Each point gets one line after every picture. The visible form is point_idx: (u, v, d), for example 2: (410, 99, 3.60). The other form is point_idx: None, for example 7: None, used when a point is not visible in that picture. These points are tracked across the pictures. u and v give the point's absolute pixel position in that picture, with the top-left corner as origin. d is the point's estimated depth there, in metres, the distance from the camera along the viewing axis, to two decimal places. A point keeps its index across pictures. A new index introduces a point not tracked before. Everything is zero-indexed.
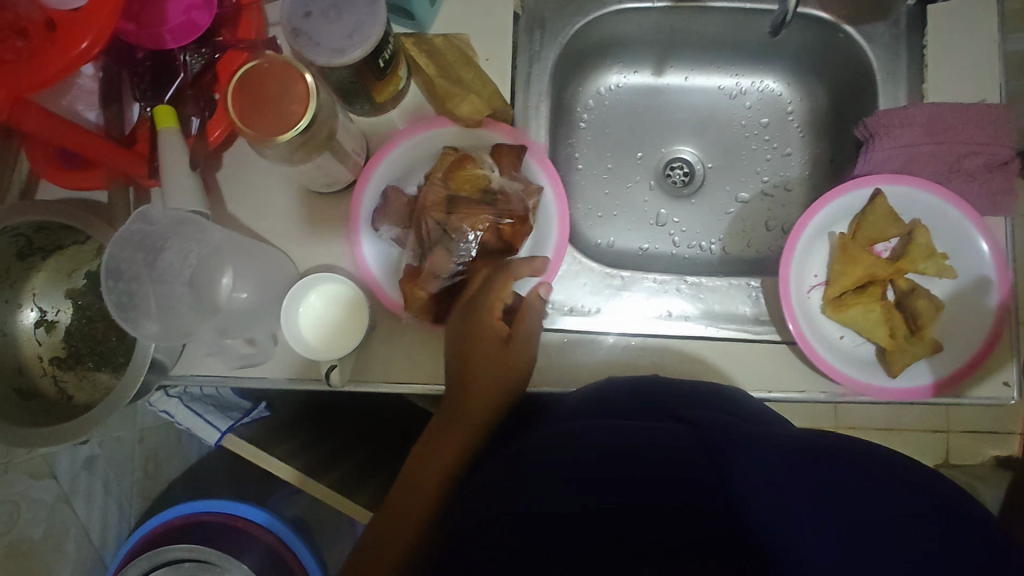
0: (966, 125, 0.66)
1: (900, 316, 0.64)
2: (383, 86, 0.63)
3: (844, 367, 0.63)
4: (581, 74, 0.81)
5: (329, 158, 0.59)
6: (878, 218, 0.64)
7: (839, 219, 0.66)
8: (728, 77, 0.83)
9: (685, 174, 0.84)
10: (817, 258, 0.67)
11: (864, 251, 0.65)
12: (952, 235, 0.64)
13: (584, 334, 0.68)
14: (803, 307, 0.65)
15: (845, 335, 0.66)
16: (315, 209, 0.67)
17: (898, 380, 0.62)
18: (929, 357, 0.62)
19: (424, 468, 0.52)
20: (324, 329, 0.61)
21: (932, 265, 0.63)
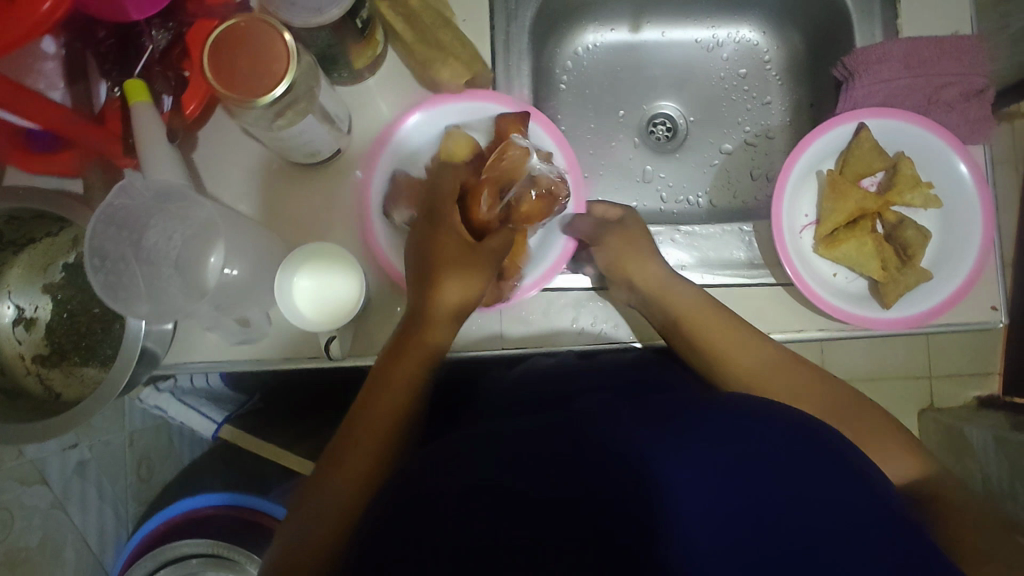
0: (944, 56, 0.67)
1: (890, 247, 0.66)
2: (363, 49, 0.62)
3: (835, 301, 0.64)
4: (557, 34, 0.80)
5: (313, 124, 0.57)
6: (860, 154, 0.65)
7: (825, 157, 0.67)
8: (703, 30, 0.83)
9: (668, 130, 0.84)
10: (803, 197, 0.68)
11: (852, 186, 0.66)
12: (934, 164, 0.66)
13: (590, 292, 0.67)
14: (796, 245, 0.66)
15: (838, 272, 0.67)
16: (301, 183, 0.65)
17: (893, 311, 0.64)
18: (920, 285, 0.64)
19: (359, 438, 0.50)
20: (342, 304, 0.60)
21: (921, 195, 0.64)
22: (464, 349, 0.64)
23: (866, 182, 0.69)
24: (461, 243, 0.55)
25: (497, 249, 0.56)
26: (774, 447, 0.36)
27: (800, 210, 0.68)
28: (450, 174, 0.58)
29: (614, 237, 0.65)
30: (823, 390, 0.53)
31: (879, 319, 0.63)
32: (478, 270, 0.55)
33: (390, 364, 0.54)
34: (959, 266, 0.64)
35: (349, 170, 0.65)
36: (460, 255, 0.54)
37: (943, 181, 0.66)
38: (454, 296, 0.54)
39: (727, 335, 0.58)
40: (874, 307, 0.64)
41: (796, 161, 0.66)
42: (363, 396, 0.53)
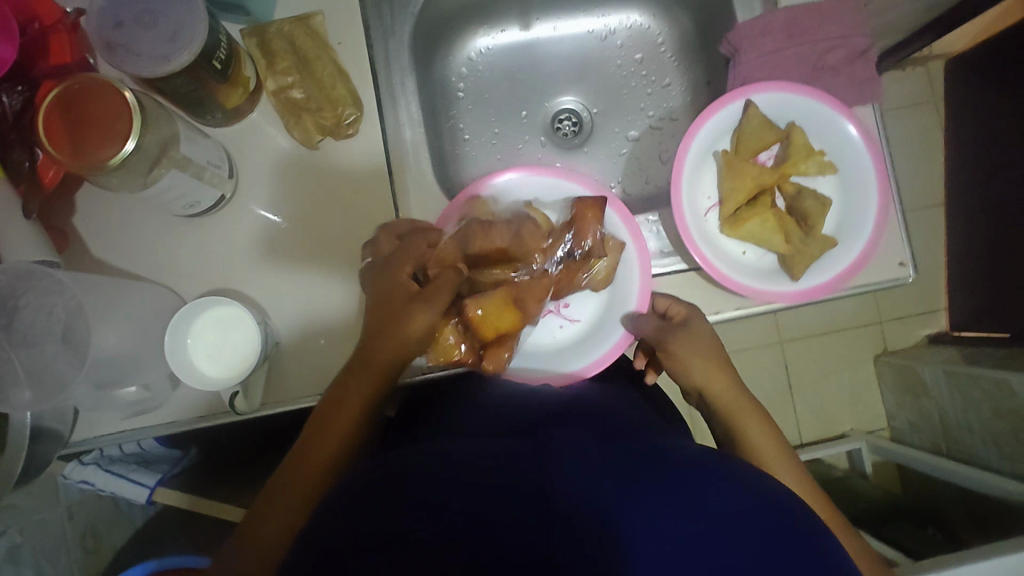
0: (823, 21, 0.68)
1: (791, 219, 0.67)
2: (230, 89, 0.60)
3: (743, 279, 0.64)
4: (445, 41, 0.78)
5: (181, 176, 0.54)
6: (752, 130, 0.65)
7: (720, 137, 0.67)
8: (595, 20, 0.82)
9: (574, 125, 0.83)
10: (705, 179, 0.68)
11: (749, 163, 0.66)
12: (825, 131, 0.66)
13: (563, 346, 0.67)
14: (702, 229, 0.66)
15: (748, 250, 0.68)
16: (189, 233, 0.62)
17: (803, 282, 0.64)
18: (828, 252, 0.65)
19: (300, 466, 0.52)
20: (238, 360, 0.57)
21: (818, 163, 0.65)
22: None
23: (762, 154, 0.69)
24: (403, 296, 0.52)
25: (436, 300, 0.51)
26: (704, 491, 0.34)
27: (706, 190, 0.68)
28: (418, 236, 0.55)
29: (681, 347, 0.61)
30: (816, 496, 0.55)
31: (788, 292, 0.64)
32: (411, 329, 0.51)
33: (332, 409, 0.53)
34: (860, 230, 0.65)
35: (240, 214, 0.63)
36: (406, 297, 0.52)
37: (842, 150, 0.66)
38: (394, 349, 0.52)
39: (771, 440, 0.58)
40: (785, 282, 0.64)
41: (693, 141, 0.66)
42: (304, 439, 0.53)
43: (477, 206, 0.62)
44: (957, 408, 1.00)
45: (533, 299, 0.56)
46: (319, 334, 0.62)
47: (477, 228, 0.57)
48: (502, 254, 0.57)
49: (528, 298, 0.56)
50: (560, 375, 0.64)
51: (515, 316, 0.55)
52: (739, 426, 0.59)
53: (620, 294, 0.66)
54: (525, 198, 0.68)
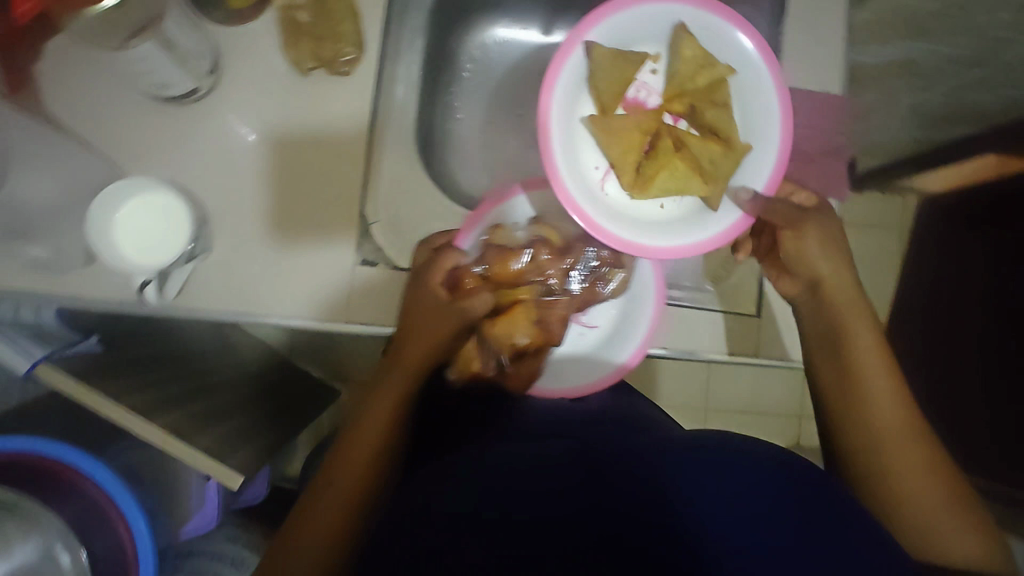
0: (810, 109, 0.73)
1: (700, 150, 0.57)
2: None
3: (670, 242, 0.54)
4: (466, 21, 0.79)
5: (156, 50, 0.53)
6: (621, 65, 0.56)
7: (579, 98, 0.58)
8: None
9: None
10: (586, 146, 0.59)
11: (621, 117, 0.58)
12: (719, 42, 0.57)
13: (590, 354, 0.67)
14: (594, 193, 0.56)
15: (668, 204, 0.58)
16: (152, 116, 0.61)
17: (722, 220, 0.55)
18: (744, 165, 0.56)
19: (351, 449, 0.56)
20: (162, 249, 0.57)
21: (711, 68, 0.56)
22: (287, 317, 0.60)
23: (626, 94, 0.59)
24: (432, 304, 0.54)
25: (468, 311, 0.54)
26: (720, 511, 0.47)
27: (591, 158, 0.58)
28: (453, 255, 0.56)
29: (794, 240, 0.56)
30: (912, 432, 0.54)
31: (728, 224, 0.55)
32: (444, 332, 0.55)
33: (364, 416, 0.57)
34: (755, 137, 0.56)
35: (211, 113, 0.62)
36: (437, 311, 0.55)
37: (738, 44, 0.56)
38: (433, 341, 0.56)
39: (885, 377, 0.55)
40: (727, 211, 0.55)
41: (551, 102, 0.56)
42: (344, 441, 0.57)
43: (497, 232, 0.60)
44: None
45: (557, 320, 0.59)
46: (250, 255, 0.60)
47: (498, 251, 0.58)
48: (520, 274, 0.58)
49: (552, 318, 0.59)
50: (613, 370, 0.65)
51: (538, 335, 0.59)
52: (847, 354, 0.56)
53: (637, 305, 0.65)
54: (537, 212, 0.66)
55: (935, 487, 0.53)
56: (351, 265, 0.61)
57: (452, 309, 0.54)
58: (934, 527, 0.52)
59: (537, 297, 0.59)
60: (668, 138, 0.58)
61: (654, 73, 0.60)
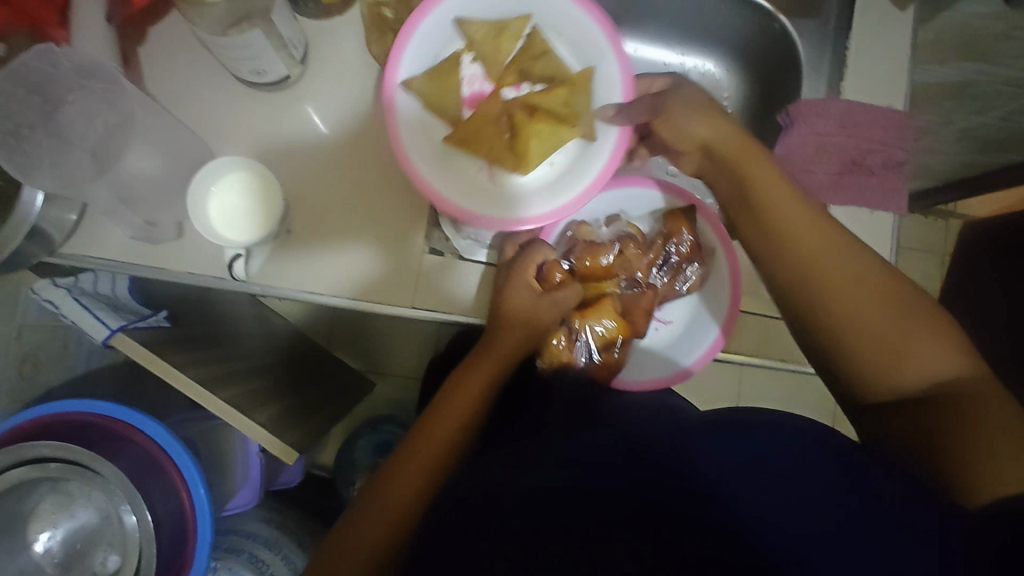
0: (873, 123, 0.73)
1: (551, 101, 0.60)
2: None
3: (576, 194, 0.59)
4: None
5: (261, 39, 0.56)
6: (447, 76, 0.59)
7: (422, 126, 0.59)
8: (674, 55, 0.87)
9: None
10: (458, 157, 0.60)
11: (471, 121, 0.59)
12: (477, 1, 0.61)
13: (665, 353, 0.69)
14: (483, 199, 0.59)
15: (554, 161, 0.61)
16: (244, 103, 0.64)
17: (604, 141, 0.60)
18: (598, 80, 0.61)
19: (436, 427, 0.57)
20: (253, 219, 0.59)
21: (516, 29, 0.61)
22: (358, 299, 0.63)
23: (463, 97, 0.60)
24: (532, 293, 0.62)
25: (561, 301, 0.64)
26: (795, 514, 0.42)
27: (468, 165, 0.60)
28: (542, 250, 0.63)
29: (673, 108, 0.61)
30: (856, 263, 0.53)
31: (614, 138, 0.59)
32: (539, 325, 0.63)
33: (449, 395, 0.60)
34: (596, 59, 0.61)
35: (298, 102, 0.65)
36: (531, 302, 0.62)
37: (512, 11, 0.62)
38: (527, 327, 0.62)
39: (809, 224, 0.55)
40: (604, 133, 0.60)
41: (395, 109, 0.58)
42: (427, 420, 0.58)
43: (582, 226, 0.66)
44: None
45: (640, 313, 0.66)
46: (326, 240, 0.63)
47: (588, 246, 0.65)
48: (604, 270, 0.66)
49: (636, 311, 0.66)
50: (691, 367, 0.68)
51: (623, 326, 0.66)
52: (772, 212, 0.56)
53: (711, 303, 0.68)
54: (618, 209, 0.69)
55: (903, 313, 0.51)
56: (421, 253, 0.65)
57: (542, 299, 0.62)
58: (902, 342, 0.50)
59: (621, 293, 0.67)
60: (519, 111, 0.60)
61: (474, 62, 0.61)
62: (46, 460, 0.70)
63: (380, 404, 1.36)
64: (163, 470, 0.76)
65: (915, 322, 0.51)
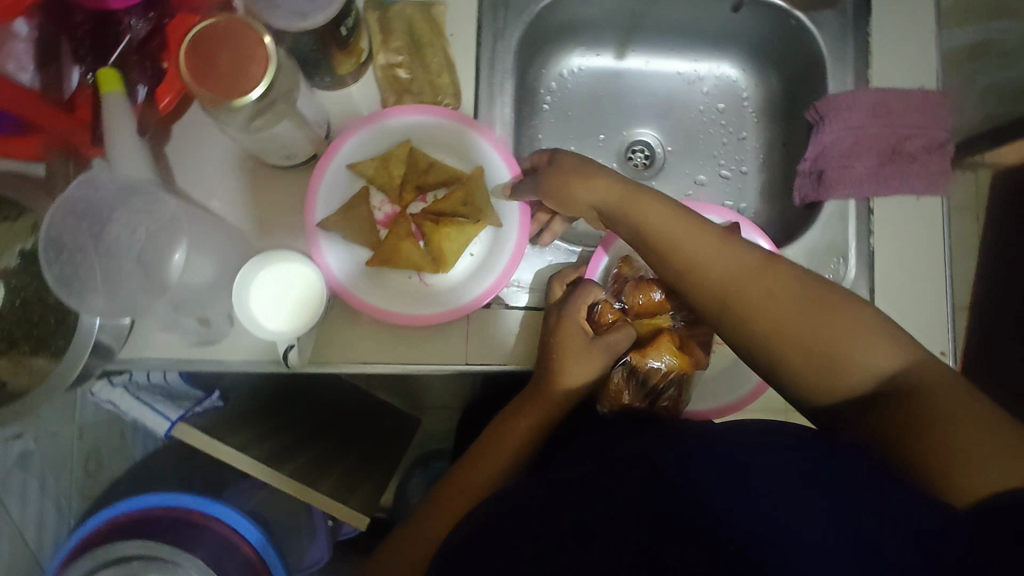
0: (908, 109, 0.72)
1: (455, 204, 0.66)
2: (346, 57, 0.62)
3: (501, 276, 0.64)
4: (543, 54, 0.81)
5: (289, 128, 0.57)
6: (359, 207, 0.64)
7: (346, 256, 0.64)
8: (686, 63, 0.85)
9: (646, 158, 0.86)
10: (388, 272, 0.65)
11: (389, 240, 0.64)
12: (361, 141, 0.65)
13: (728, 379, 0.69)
14: (420, 304, 0.63)
15: (473, 250, 0.66)
16: (273, 184, 0.64)
17: (511, 224, 0.66)
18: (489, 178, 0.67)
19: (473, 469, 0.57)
20: (297, 312, 0.59)
21: (400, 154, 0.65)
22: (406, 363, 0.63)
23: (376, 220, 0.66)
24: (580, 335, 0.60)
25: (614, 345, 0.61)
26: None
27: (400, 276, 0.65)
28: (591, 291, 0.63)
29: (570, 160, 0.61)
30: (780, 274, 0.49)
31: (517, 218, 0.66)
32: (578, 375, 0.59)
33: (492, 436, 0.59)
34: (478, 160, 0.67)
35: None
36: (578, 348, 0.59)
37: (394, 137, 0.66)
38: (573, 374, 0.58)
39: (712, 247, 0.51)
40: (510, 218, 0.66)
41: (316, 234, 0.62)
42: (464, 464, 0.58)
43: (626, 263, 0.68)
44: None
45: (697, 343, 0.66)
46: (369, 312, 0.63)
47: (635, 285, 0.66)
48: (654, 304, 0.66)
49: (692, 343, 0.66)
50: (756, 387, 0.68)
51: (684, 361, 0.64)
52: (670, 236, 0.52)
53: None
54: None
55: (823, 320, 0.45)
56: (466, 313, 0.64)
57: (593, 346, 0.60)
58: (834, 353, 0.44)
59: (677, 327, 0.66)
60: (428, 221, 0.66)
61: (378, 192, 0.66)
62: (130, 558, 0.70)
63: (428, 439, 1.36)
64: (247, 564, 0.76)
65: (860, 329, 0.45)
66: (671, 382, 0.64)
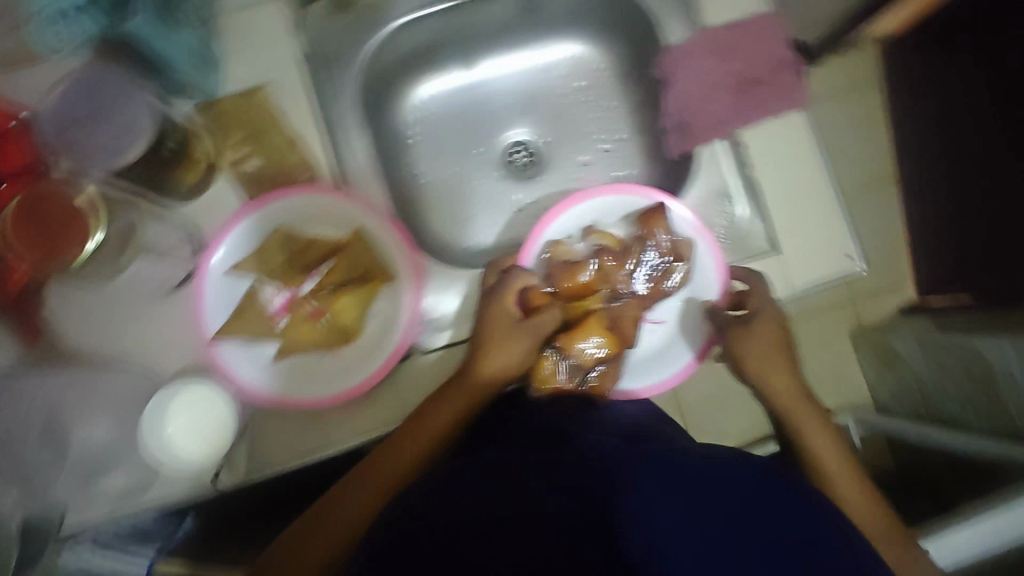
0: (744, 38, 0.73)
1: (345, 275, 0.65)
2: (187, 168, 0.62)
3: (406, 334, 0.64)
4: (391, 92, 0.80)
5: (145, 265, 0.62)
6: (249, 308, 0.62)
7: (252, 359, 0.62)
8: (535, 53, 0.85)
9: (527, 156, 0.86)
10: (300, 360, 0.64)
11: (293, 333, 0.63)
12: (235, 242, 0.63)
13: (652, 358, 0.72)
14: (337, 383, 0.63)
15: (376, 312, 0.66)
16: (158, 314, 0.62)
17: (404, 277, 0.65)
18: (372, 238, 0.65)
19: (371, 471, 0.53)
20: (216, 437, 0.58)
21: (274, 245, 0.64)
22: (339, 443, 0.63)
23: (273, 314, 0.63)
24: (511, 319, 0.60)
25: (543, 325, 0.60)
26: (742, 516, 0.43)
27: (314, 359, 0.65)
28: (523, 275, 0.63)
29: (737, 337, 0.62)
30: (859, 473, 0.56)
31: (408, 267, 0.65)
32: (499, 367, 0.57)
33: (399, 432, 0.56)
34: (355, 220, 0.65)
35: None
36: (507, 334, 0.58)
37: (265, 229, 0.64)
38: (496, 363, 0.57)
39: (826, 437, 0.58)
40: (403, 273, 0.65)
41: (215, 349, 0.61)
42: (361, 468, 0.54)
43: (558, 246, 0.70)
44: None
45: (628, 324, 0.68)
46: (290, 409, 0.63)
47: (566, 267, 0.68)
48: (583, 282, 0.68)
49: (623, 324, 0.68)
50: (678, 370, 0.71)
51: (614, 342, 0.66)
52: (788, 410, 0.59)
53: (699, 298, 0.72)
54: (589, 221, 0.74)
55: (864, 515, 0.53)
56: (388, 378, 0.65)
57: (523, 329, 0.59)
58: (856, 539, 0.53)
59: (606, 307, 0.68)
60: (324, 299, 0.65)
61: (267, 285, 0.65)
62: None
63: None
64: None
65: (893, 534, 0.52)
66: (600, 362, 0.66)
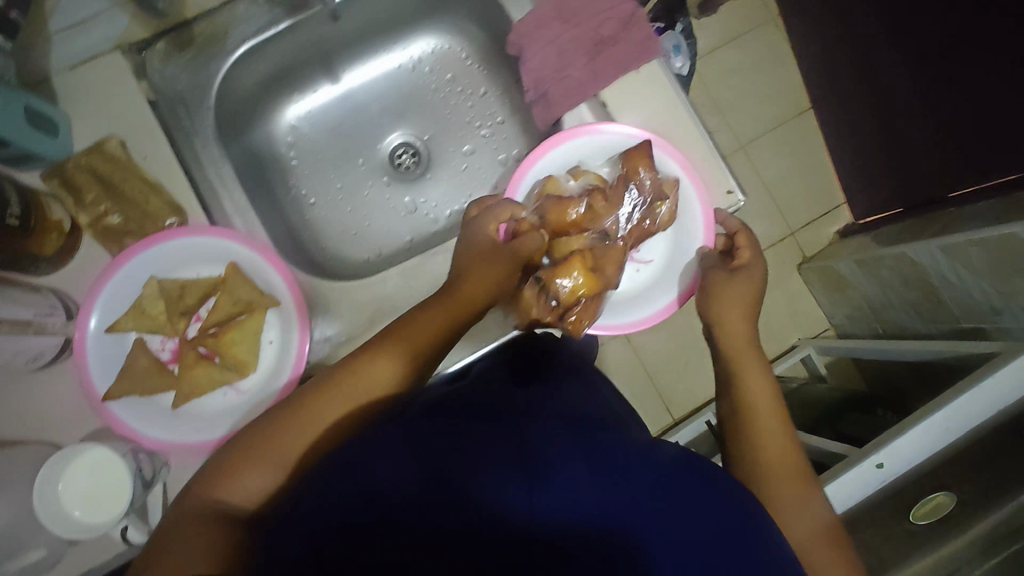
0: (588, 1, 0.73)
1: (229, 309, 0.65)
2: (42, 235, 0.60)
3: (296, 357, 0.64)
4: (259, 119, 0.80)
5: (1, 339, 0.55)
6: (135, 362, 0.62)
7: (148, 408, 0.62)
8: (397, 54, 0.85)
9: (412, 157, 0.87)
10: (198, 400, 0.64)
11: (184, 377, 0.63)
12: (108, 297, 0.62)
13: (634, 295, 0.73)
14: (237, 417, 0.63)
15: (269, 340, 0.66)
16: (44, 386, 0.62)
17: (287, 301, 0.65)
18: (248, 268, 0.65)
19: (312, 419, 0.52)
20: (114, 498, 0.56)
21: (150, 294, 0.63)
22: None
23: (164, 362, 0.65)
24: (492, 245, 0.63)
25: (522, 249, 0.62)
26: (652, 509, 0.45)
27: (213, 396, 0.65)
28: (506, 208, 0.65)
29: (719, 284, 0.68)
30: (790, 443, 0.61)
31: (287, 290, 0.65)
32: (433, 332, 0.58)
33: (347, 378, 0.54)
34: (231, 255, 0.65)
35: None
36: (483, 266, 0.61)
37: (141, 278, 0.64)
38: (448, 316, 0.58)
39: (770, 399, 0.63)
40: (284, 297, 0.65)
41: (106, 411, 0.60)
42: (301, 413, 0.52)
43: (550, 180, 0.69)
44: (878, 291, 1.01)
45: (609, 261, 0.65)
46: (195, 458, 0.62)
47: (554, 200, 0.65)
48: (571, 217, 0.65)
49: (604, 261, 0.64)
50: (657, 308, 0.72)
51: (594, 280, 0.63)
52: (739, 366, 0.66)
53: (688, 238, 0.72)
54: (578, 158, 0.72)
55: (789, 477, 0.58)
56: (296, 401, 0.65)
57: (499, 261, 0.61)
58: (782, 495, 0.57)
59: (590, 244, 0.65)
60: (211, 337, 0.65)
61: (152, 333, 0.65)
62: None
63: None
64: None
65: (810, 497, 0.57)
66: (576, 302, 0.63)
